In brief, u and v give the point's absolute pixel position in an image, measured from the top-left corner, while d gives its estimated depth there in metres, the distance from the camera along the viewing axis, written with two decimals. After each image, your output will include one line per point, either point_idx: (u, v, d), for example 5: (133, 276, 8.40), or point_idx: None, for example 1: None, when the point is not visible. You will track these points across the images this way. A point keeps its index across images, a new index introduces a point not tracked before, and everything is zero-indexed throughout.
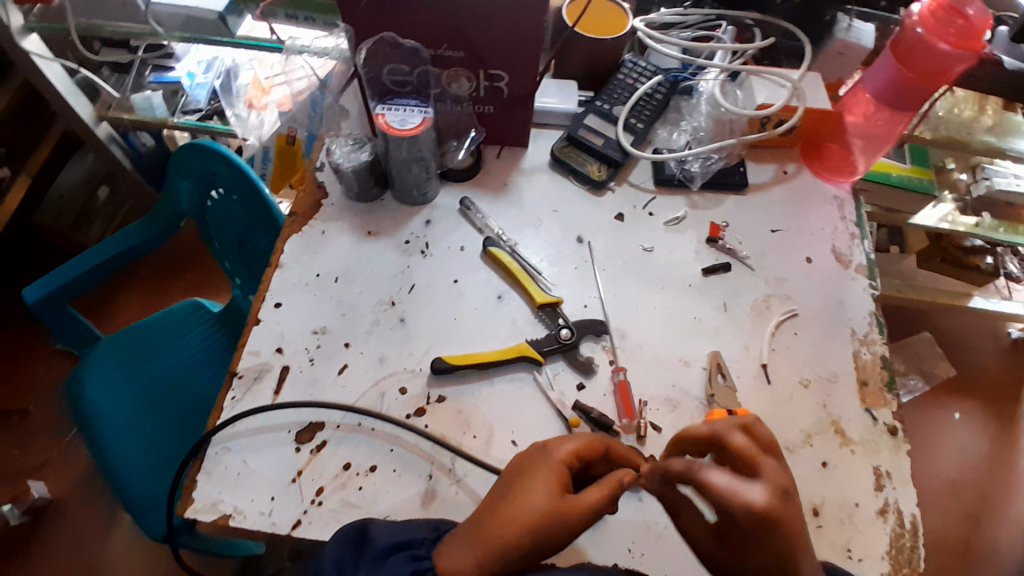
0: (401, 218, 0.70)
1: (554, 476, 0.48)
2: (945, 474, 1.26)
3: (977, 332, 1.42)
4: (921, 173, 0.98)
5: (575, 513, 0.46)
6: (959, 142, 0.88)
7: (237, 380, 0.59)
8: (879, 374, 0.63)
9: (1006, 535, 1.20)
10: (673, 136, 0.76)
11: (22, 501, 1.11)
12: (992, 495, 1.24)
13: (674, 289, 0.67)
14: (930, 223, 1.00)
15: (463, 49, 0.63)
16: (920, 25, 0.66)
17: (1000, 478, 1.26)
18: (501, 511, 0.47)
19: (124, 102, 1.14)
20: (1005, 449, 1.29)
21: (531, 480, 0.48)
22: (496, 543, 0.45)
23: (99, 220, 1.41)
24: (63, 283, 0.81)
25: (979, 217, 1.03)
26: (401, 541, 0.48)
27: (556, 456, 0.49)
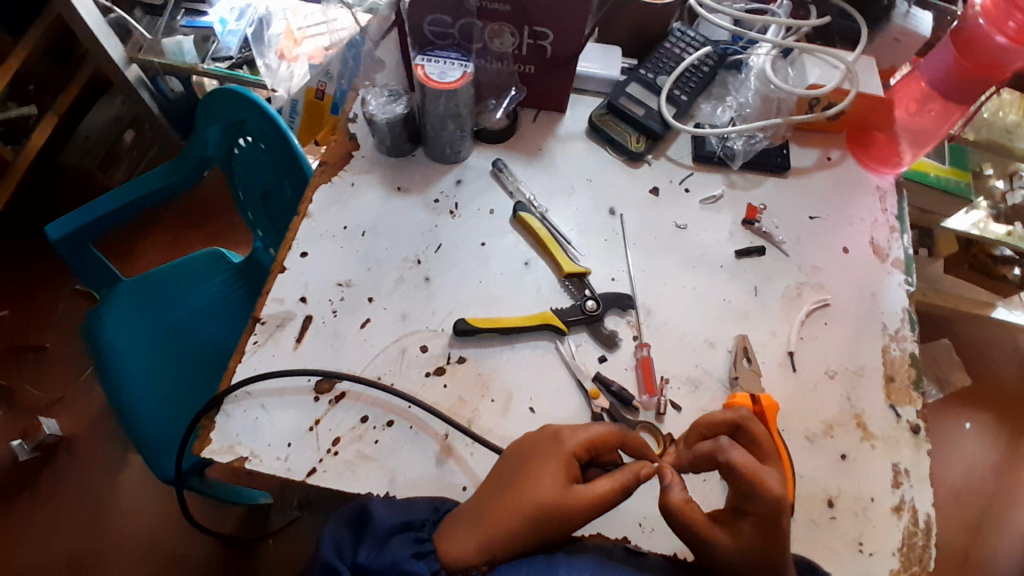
0: (432, 175, 0.68)
1: (561, 464, 0.47)
2: (951, 483, 1.25)
3: (999, 343, 1.39)
4: (959, 175, 0.89)
5: (579, 505, 0.45)
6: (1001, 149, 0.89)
7: (260, 325, 0.59)
8: (906, 371, 0.62)
9: (1006, 548, 1.19)
10: (717, 111, 0.74)
11: (33, 437, 1.12)
12: (997, 506, 1.23)
13: (704, 269, 0.65)
14: (961, 229, 1.00)
15: (510, 3, 0.61)
16: (980, 17, 0.65)
17: (1008, 490, 1.24)
18: (504, 496, 0.47)
19: (156, 45, 1.12)
20: (1016, 461, 1.27)
21: (538, 467, 0.47)
22: (498, 527, 0.45)
23: (125, 162, 1.42)
24: (88, 222, 0.82)
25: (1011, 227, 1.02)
26: (403, 522, 0.46)
27: (567, 444, 0.48)
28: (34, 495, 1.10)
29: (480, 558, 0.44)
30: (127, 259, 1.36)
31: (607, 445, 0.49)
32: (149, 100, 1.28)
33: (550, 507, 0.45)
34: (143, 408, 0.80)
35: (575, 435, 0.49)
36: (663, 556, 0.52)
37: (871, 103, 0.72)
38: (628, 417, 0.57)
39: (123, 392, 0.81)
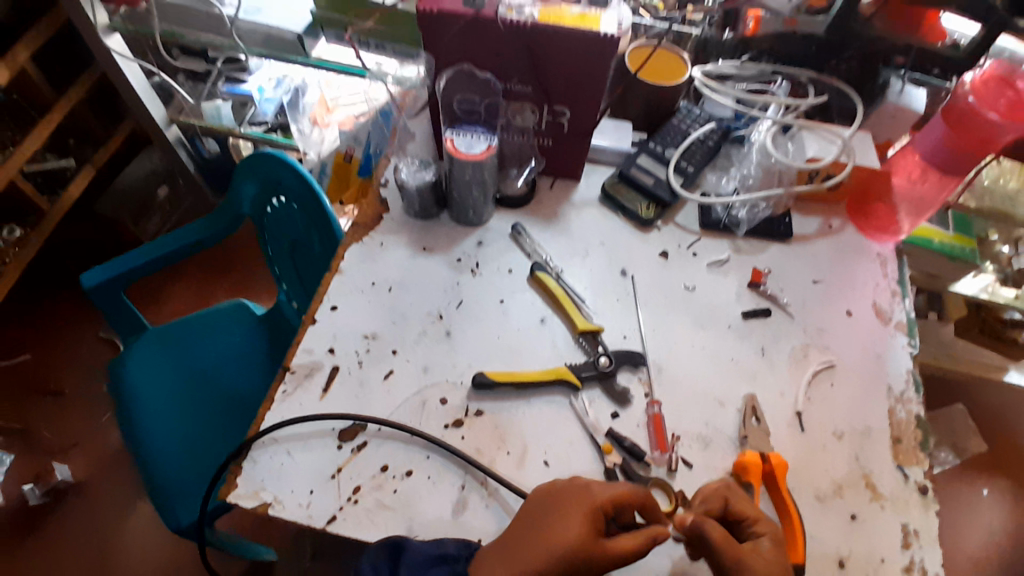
0: (455, 236, 0.73)
1: (589, 517, 0.50)
2: (970, 552, 1.22)
3: (1017, 411, 1.37)
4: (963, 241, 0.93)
5: (602, 558, 0.48)
6: (1002, 213, 0.95)
7: (289, 374, 0.62)
8: (913, 432, 0.63)
9: None
10: (722, 182, 0.79)
11: (44, 482, 1.15)
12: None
13: (713, 329, 0.68)
14: (971, 292, 1.04)
15: (533, 84, 0.67)
16: (971, 94, 0.69)
17: None
18: (533, 540, 0.49)
19: (196, 108, 1.22)
20: None
21: (567, 516, 0.50)
22: (525, 568, 0.48)
23: (156, 216, 1.50)
24: (127, 271, 0.87)
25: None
26: (438, 554, 0.51)
27: (597, 498, 0.51)
28: (44, 541, 1.11)
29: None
30: (153, 307, 1.41)
31: (633, 502, 0.51)
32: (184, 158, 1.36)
33: (576, 557, 0.48)
34: (164, 453, 0.82)
35: (603, 488, 0.52)
36: None
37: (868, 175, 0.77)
38: (640, 473, 0.58)
39: (143, 438, 0.83)
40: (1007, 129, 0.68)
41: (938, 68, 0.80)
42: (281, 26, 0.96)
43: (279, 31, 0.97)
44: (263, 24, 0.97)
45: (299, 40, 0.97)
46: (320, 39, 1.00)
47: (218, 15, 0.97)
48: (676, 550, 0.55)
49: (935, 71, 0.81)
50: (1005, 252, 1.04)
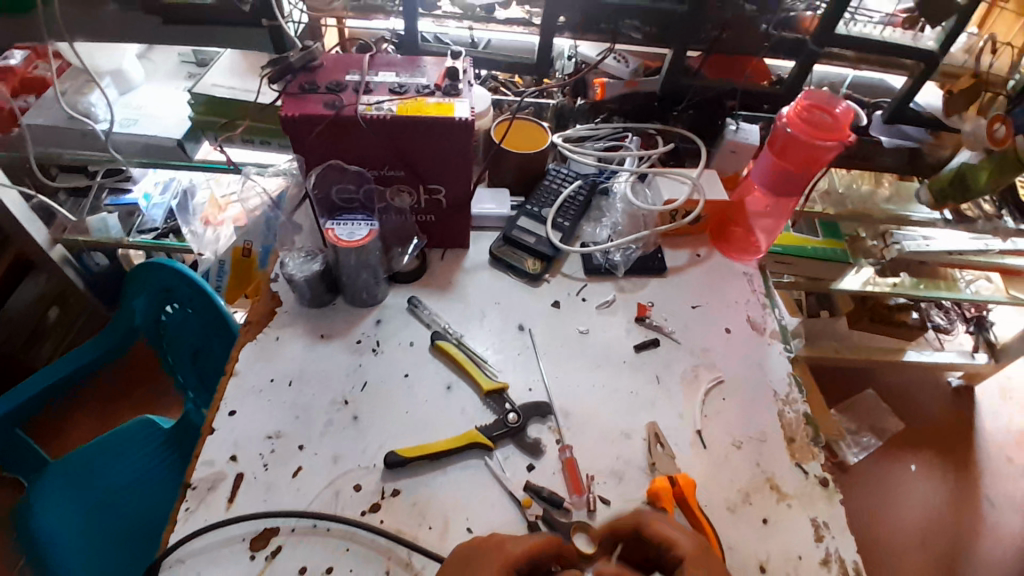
0: (352, 320, 0.74)
1: (498, 572, 0.49)
2: (911, 526, 1.27)
3: (923, 386, 1.52)
4: (834, 244, 1.08)
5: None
6: (864, 214, 1.03)
7: (189, 492, 0.59)
8: (803, 430, 0.69)
9: None
10: (597, 231, 0.86)
11: None
12: (962, 541, 1.27)
13: (611, 367, 0.72)
14: (854, 287, 1.14)
15: (404, 169, 0.72)
16: (790, 125, 0.78)
17: (963, 528, 1.29)
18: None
19: (80, 224, 1.17)
20: (960, 496, 1.34)
21: (478, 569, 0.50)
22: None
23: (48, 343, 1.39)
24: (11, 407, 0.80)
25: (899, 278, 1.18)
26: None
27: (507, 557, 0.49)
28: None
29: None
30: (52, 441, 1.30)
31: (546, 554, 0.50)
32: (72, 277, 1.27)
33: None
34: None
35: (517, 544, 0.51)
36: None
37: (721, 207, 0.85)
38: (562, 520, 0.60)
39: None
40: (830, 151, 0.77)
41: (767, 104, 0.93)
42: (161, 135, 0.96)
43: (158, 139, 0.96)
44: (142, 134, 0.96)
45: (180, 145, 0.97)
46: (203, 142, 1.01)
47: (91, 131, 0.95)
48: None
49: (765, 106, 0.93)
50: (875, 245, 1.11)
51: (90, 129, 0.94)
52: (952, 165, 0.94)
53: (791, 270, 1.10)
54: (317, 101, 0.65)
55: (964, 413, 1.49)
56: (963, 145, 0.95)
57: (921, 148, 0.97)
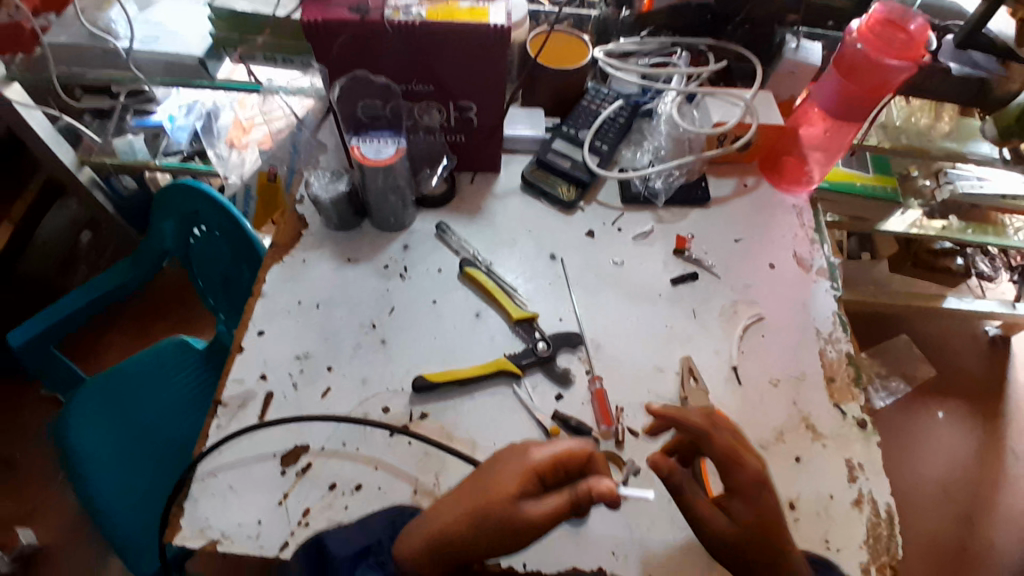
0: (380, 243, 0.72)
1: (520, 474, 0.48)
2: (934, 474, 1.26)
3: (958, 333, 1.46)
4: (884, 181, 1.00)
5: (521, 523, 0.46)
6: (919, 150, 0.90)
7: (222, 408, 0.60)
8: (845, 371, 0.66)
9: (1005, 535, 1.20)
10: (638, 156, 0.81)
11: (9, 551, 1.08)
12: (985, 492, 1.25)
13: (646, 300, 0.70)
14: (899, 230, 1.06)
15: (432, 83, 0.67)
16: (860, 42, 0.69)
17: (990, 478, 1.27)
18: (455, 506, 0.49)
19: (106, 147, 1.13)
20: (991, 446, 1.31)
21: (501, 468, 0.49)
22: (442, 531, 0.48)
23: (84, 265, 1.40)
24: (45, 326, 0.82)
25: (947, 220, 1.09)
26: (361, 549, 0.50)
27: (531, 461, 0.49)
28: None
29: (426, 558, 0.48)
30: (90, 359, 1.35)
31: (570, 459, 0.49)
32: (103, 201, 1.25)
33: (491, 513, 0.47)
34: (114, 501, 0.78)
35: (541, 450, 0.50)
36: None
37: (773, 133, 0.79)
38: None
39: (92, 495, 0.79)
40: (903, 71, 0.69)
41: (831, 20, 0.85)
42: (182, 53, 0.93)
43: (180, 58, 0.93)
44: (162, 52, 0.93)
45: (201, 63, 0.94)
46: (225, 60, 0.97)
47: (114, 49, 0.92)
48: (632, 516, 0.56)
49: (830, 22, 0.85)
50: (927, 185, 1.03)
51: (112, 48, 0.92)
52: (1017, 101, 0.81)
53: (834, 208, 1.02)
54: (339, 6, 0.60)
55: (999, 365, 1.43)
56: None
57: (991, 81, 0.83)
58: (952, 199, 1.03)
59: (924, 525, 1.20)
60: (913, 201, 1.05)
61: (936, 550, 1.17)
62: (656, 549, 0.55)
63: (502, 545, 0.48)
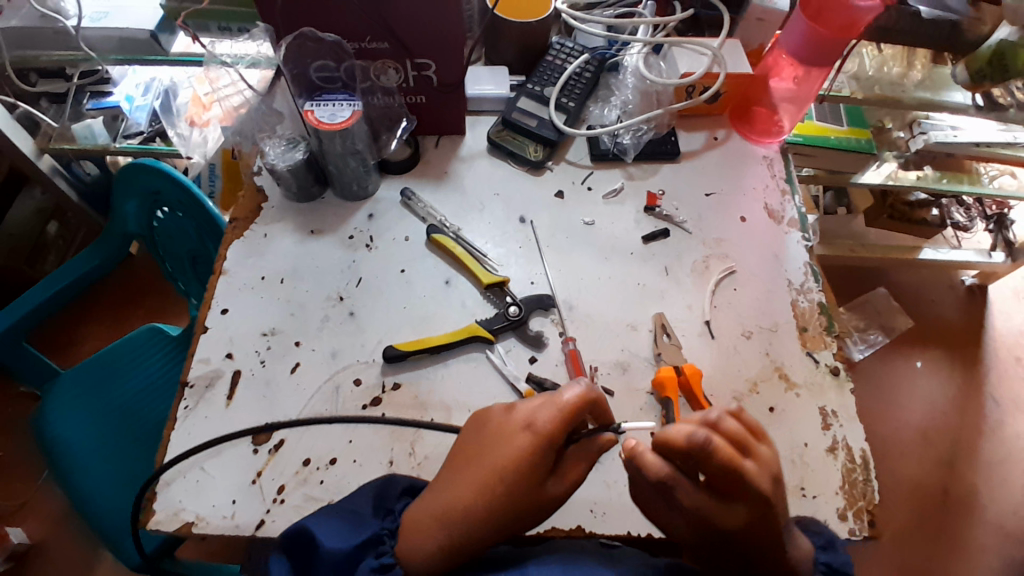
0: (344, 213, 0.70)
1: (530, 451, 0.47)
2: (915, 423, 1.29)
3: (936, 284, 1.47)
4: (860, 134, 0.99)
5: (549, 499, 0.48)
6: (892, 99, 0.88)
7: (188, 389, 0.59)
8: (817, 320, 0.66)
9: (983, 477, 1.23)
10: (605, 112, 0.79)
11: None
12: (964, 439, 1.28)
13: (618, 258, 0.69)
14: (874, 182, 1.05)
15: (387, 40, 0.64)
16: None
17: (966, 423, 1.30)
18: (465, 497, 0.47)
19: (66, 132, 1.04)
20: (971, 392, 1.34)
21: (506, 448, 0.48)
22: (450, 524, 0.46)
23: (53, 254, 1.34)
24: (16, 320, 0.79)
25: (923, 171, 1.08)
26: (356, 543, 0.46)
27: (537, 434, 0.47)
28: None
29: (436, 558, 0.46)
30: (66, 352, 1.32)
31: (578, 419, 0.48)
32: (67, 188, 1.20)
33: (517, 498, 0.46)
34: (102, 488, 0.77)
35: (543, 420, 0.48)
36: (618, 536, 0.54)
37: (740, 83, 0.78)
38: None
39: (79, 487, 0.78)
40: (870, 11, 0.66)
41: None
42: (132, 27, 0.88)
43: (130, 32, 0.88)
44: (112, 28, 0.88)
45: (154, 38, 0.89)
46: (179, 33, 0.92)
47: (63, 28, 0.88)
48: (610, 474, 0.56)
49: None
50: (900, 136, 1.02)
51: (60, 26, 0.87)
52: (989, 42, 0.82)
53: (811, 163, 1.02)
54: None
55: (975, 314, 1.45)
56: (1005, 20, 0.79)
57: (963, 22, 0.79)
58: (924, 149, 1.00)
59: (904, 472, 1.23)
60: (886, 152, 1.03)
61: (916, 496, 1.21)
62: (634, 504, 0.55)
63: (523, 524, 0.48)
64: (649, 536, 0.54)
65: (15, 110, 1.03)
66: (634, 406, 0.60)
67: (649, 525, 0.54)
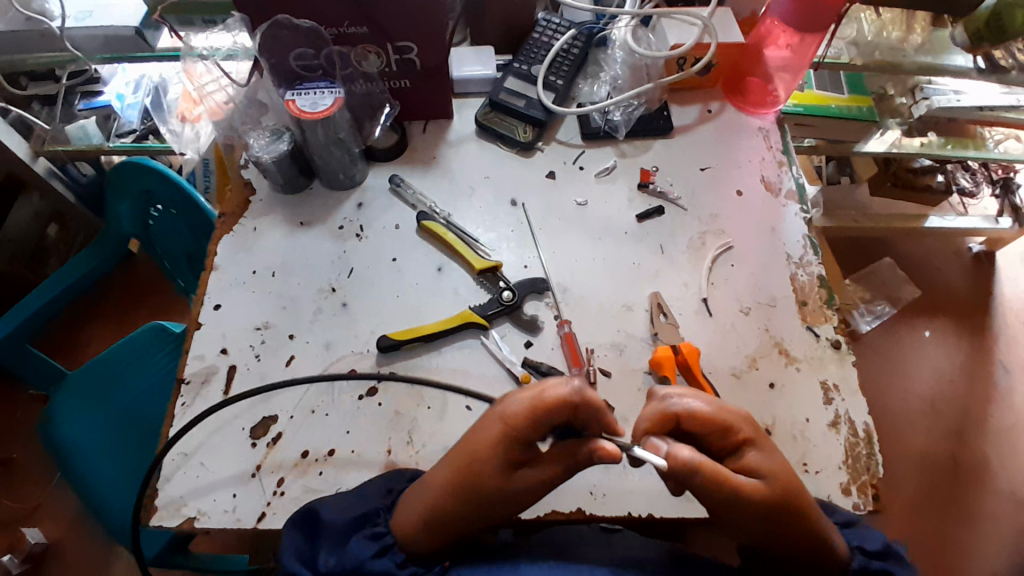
0: (332, 204, 0.69)
1: (501, 443, 0.45)
2: (923, 392, 1.28)
3: (942, 253, 1.45)
4: (861, 101, 0.97)
5: (513, 491, 0.46)
6: (891, 65, 0.85)
7: (183, 387, 0.59)
8: (817, 293, 0.65)
9: (994, 446, 1.22)
10: (595, 89, 0.78)
11: (18, 549, 1.08)
12: (974, 407, 1.27)
13: (612, 239, 0.68)
14: (878, 151, 1.01)
15: (366, 24, 0.63)
16: None
17: (975, 390, 1.29)
18: (442, 478, 0.47)
19: (59, 134, 1.02)
20: (979, 360, 1.32)
21: (481, 438, 0.46)
22: (435, 502, 0.47)
23: (55, 257, 1.34)
24: (17, 325, 0.78)
25: (927, 138, 1.04)
26: (358, 516, 0.49)
27: (507, 423, 0.45)
28: None
29: (423, 533, 0.47)
30: (73, 355, 1.32)
31: (554, 416, 0.45)
32: (63, 190, 1.19)
33: (481, 482, 0.45)
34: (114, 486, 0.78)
35: (517, 408, 0.45)
36: (618, 518, 0.54)
37: (731, 52, 0.76)
38: None
39: (90, 489, 0.78)
40: None
41: None
42: (115, 25, 0.86)
43: (115, 29, 0.86)
44: (96, 26, 0.86)
45: (139, 35, 0.87)
46: (164, 29, 0.91)
47: (48, 30, 0.86)
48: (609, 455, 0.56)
49: None
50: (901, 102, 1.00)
51: (43, 28, 0.86)
52: (988, 2, 0.78)
53: (811, 134, 1.00)
54: None
55: (983, 281, 1.43)
56: None
57: None
58: (928, 115, 0.98)
59: (913, 444, 1.23)
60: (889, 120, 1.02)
61: (926, 466, 1.20)
62: (634, 484, 0.55)
63: (498, 512, 0.47)
64: (649, 516, 0.54)
65: (7, 114, 1.01)
66: (632, 387, 0.59)
67: (648, 504, 0.54)
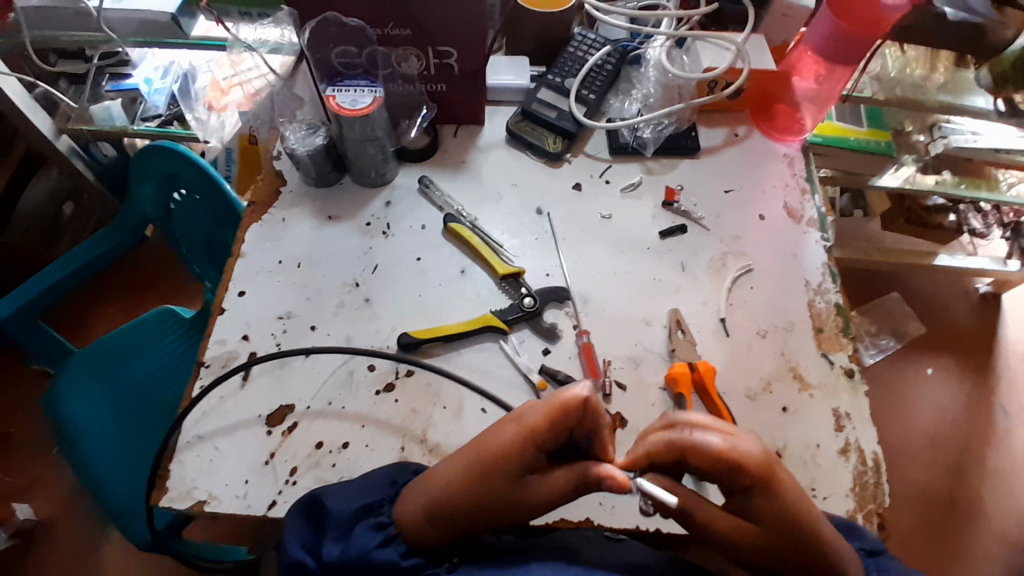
0: (360, 200, 0.70)
1: (514, 450, 0.45)
2: (924, 428, 1.28)
3: (950, 291, 1.45)
4: (878, 136, 0.98)
5: (523, 500, 0.46)
6: (913, 102, 0.86)
7: (203, 370, 0.59)
8: (833, 321, 0.66)
9: (994, 488, 1.21)
10: (626, 106, 0.79)
11: (11, 523, 1.08)
12: (975, 448, 1.26)
13: (633, 253, 0.69)
14: (894, 185, 1.01)
15: (410, 27, 0.65)
16: None
17: (977, 429, 1.29)
18: (454, 481, 0.47)
19: (84, 113, 1.03)
20: (982, 401, 1.32)
21: (496, 444, 0.46)
22: (442, 500, 0.47)
23: (68, 236, 1.33)
24: (32, 298, 0.79)
25: (941, 175, 1.04)
26: (362, 506, 0.49)
27: (523, 429, 0.45)
28: None
29: (426, 526, 0.47)
30: (79, 333, 1.33)
31: (570, 422, 0.45)
32: (84, 169, 1.21)
33: (491, 489, 0.46)
34: (113, 466, 0.78)
35: (535, 414, 0.46)
36: (627, 530, 0.55)
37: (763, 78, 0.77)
38: None
39: (88, 466, 0.78)
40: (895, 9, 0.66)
41: None
42: (152, 9, 0.87)
43: (151, 14, 0.88)
44: (133, 10, 0.88)
45: (174, 21, 0.89)
46: (199, 18, 0.92)
47: (83, 9, 0.87)
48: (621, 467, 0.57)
49: None
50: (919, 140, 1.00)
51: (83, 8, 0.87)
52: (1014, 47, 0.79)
53: (829, 164, 1.01)
54: None
55: (988, 321, 1.43)
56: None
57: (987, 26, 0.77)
58: (944, 154, 0.99)
59: (910, 480, 1.22)
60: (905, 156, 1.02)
61: (922, 504, 1.20)
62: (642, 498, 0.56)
63: (504, 519, 0.47)
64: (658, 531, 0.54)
65: (36, 90, 1.03)
66: (646, 401, 0.60)
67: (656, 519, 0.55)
